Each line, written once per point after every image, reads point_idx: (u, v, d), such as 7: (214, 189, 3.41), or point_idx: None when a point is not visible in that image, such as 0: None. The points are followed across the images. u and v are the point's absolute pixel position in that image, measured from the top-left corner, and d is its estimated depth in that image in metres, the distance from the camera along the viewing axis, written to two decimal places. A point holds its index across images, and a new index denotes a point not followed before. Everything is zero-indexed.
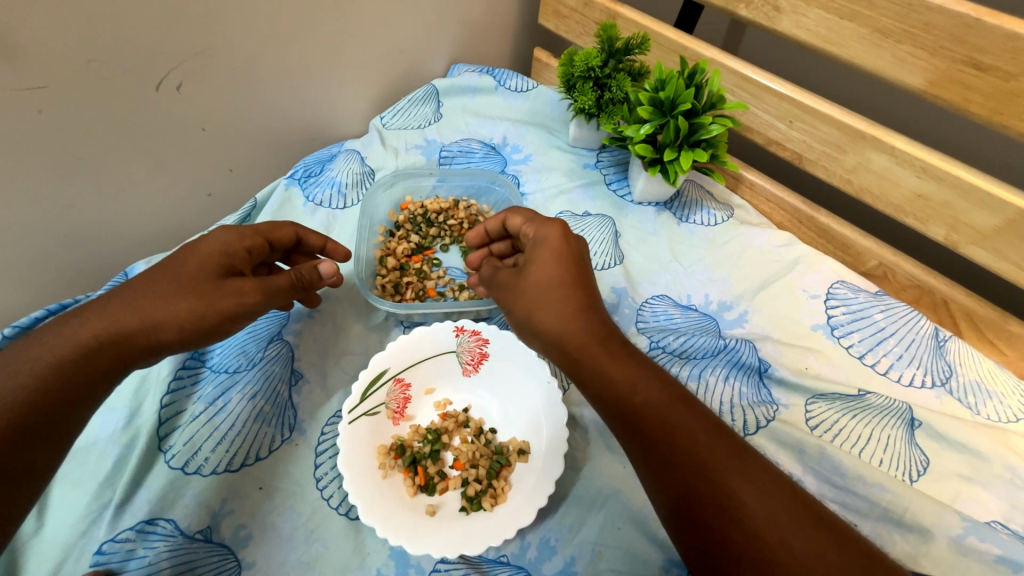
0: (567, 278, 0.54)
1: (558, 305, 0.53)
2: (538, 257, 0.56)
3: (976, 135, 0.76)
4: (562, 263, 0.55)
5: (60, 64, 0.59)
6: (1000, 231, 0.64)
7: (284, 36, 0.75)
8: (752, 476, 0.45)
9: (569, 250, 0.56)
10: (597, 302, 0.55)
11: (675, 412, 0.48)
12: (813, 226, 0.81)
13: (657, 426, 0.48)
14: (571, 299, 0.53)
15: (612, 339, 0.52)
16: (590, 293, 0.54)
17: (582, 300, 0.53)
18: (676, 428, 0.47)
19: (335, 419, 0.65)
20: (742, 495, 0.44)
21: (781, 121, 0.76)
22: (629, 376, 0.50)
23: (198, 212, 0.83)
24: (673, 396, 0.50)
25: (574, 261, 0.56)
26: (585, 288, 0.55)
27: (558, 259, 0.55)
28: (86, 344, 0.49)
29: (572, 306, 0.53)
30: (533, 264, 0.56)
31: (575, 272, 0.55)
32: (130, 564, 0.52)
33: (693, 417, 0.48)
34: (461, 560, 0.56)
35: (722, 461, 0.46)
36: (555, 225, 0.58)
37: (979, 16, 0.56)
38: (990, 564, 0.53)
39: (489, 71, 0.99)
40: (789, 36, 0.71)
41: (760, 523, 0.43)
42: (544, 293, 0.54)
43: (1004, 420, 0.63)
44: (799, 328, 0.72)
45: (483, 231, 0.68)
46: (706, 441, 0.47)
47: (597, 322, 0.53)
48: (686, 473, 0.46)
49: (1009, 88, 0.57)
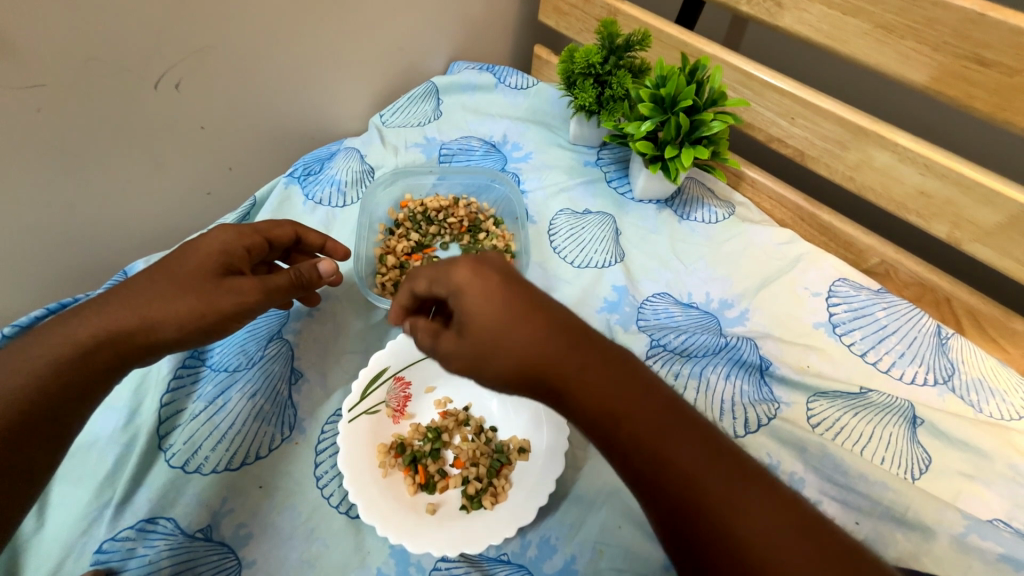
0: (512, 302, 0.42)
1: (509, 337, 0.42)
2: (464, 285, 0.44)
3: (979, 131, 0.75)
4: (499, 288, 0.43)
5: (59, 62, 0.59)
6: (1003, 228, 0.63)
7: (284, 33, 0.75)
8: (774, 509, 0.35)
9: (501, 270, 0.45)
10: (554, 308, 0.43)
11: (667, 429, 0.38)
12: (814, 223, 0.81)
13: (647, 453, 0.38)
14: (522, 322, 0.42)
15: (582, 341, 0.42)
16: (541, 306, 0.42)
17: (539, 317, 0.42)
18: (667, 455, 0.37)
19: (335, 418, 0.64)
20: (767, 540, 0.34)
21: (782, 118, 0.75)
22: (607, 396, 0.40)
23: (197, 210, 0.83)
24: (663, 412, 0.39)
25: (512, 279, 0.44)
26: (536, 302, 0.43)
27: (492, 285, 0.43)
28: (84, 343, 0.49)
29: (526, 328, 0.41)
30: (465, 297, 0.43)
31: (517, 309, 0.42)
32: (130, 563, 0.52)
33: (686, 433, 0.38)
34: (461, 558, 0.56)
35: (736, 494, 0.36)
36: (471, 270, 0.44)
37: (983, 11, 0.55)
38: (992, 563, 0.53)
39: (489, 69, 0.99)
40: (791, 32, 0.71)
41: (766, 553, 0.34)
42: (490, 331, 0.42)
43: (1007, 418, 0.63)
44: (801, 326, 0.72)
45: (400, 305, 0.53)
46: (713, 472, 0.37)
47: (557, 332, 0.42)
48: (692, 515, 0.36)
49: (1013, 84, 0.57)
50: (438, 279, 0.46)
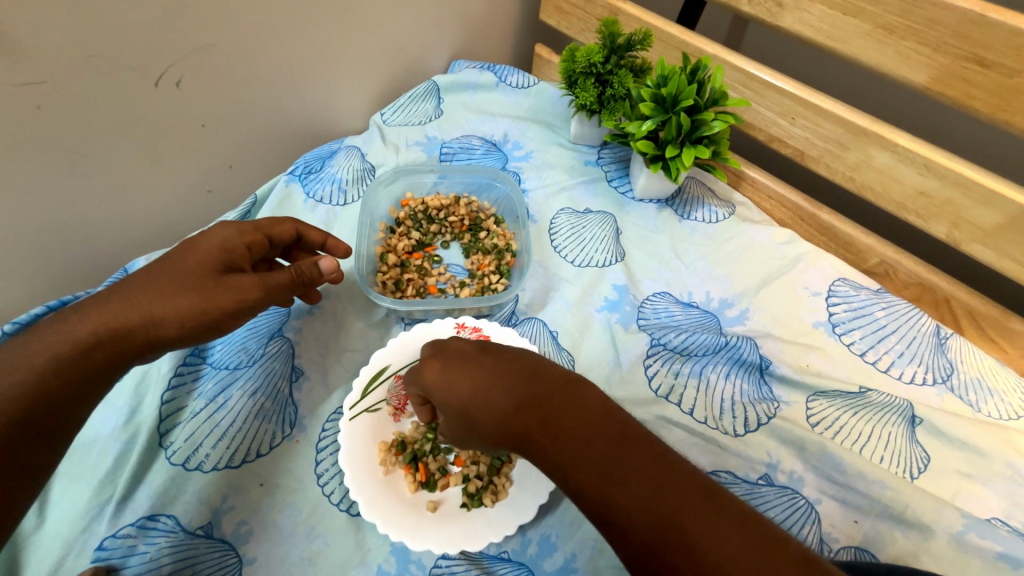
0: (475, 380, 0.48)
1: (480, 407, 0.47)
2: (432, 374, 0.51)
3: (978, 132, 0.75)
4: (462, 370, 0.49)
5: (59, 59, 0.59)
6: (1002, 229, 0.64)
7: (285, 30, 0.75)
8: (725, 520, 0.37)
9: (462, 353, 0.51)
10: (512, 370, 0.48)
11: (617, 456, 0.41)
12: (815, 223, 0.81)
13: (601, 481, 0.40)
14: (486, 391, 0.47)
15: (539, 387, 0.46)
16: (502, 382, 0.47)
17: (498, 384, 0.47)
18: (622, 480, 0.40)
19: (335, 416, 0.65)
20: (721, 553, 0.35)
21: (783, 118, 0.76)
22: (565, 433, 0.43)
23: (198, 208, 0.83)
24: (619, 441, 0.41)
25: (476, 356, 0.50)
26: (498, 371, 0.48)
27: (457, 370, 0.49)
28: (85, 339, 0.49)
29: (490, 393, 0.47)
30: (437, 386, 0.50)
31: (483, 389, 0.48)
32: (131, 560, 0.52)
33: (636, 458, 0.40)
34: (461, 556, 0.56)
35: (684, 510, 0.37)
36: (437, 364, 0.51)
37: (984, 12, 0.56)
38: (991, 561, 0.53)
39: (490, 68, 0.99)
40: (792, 32, 0.71)
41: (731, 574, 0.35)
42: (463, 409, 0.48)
43: (1005, 417, 0.63)
44: (800, 326, 0.72)
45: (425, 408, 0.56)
46: (663, 490, 0.38)
47: (516, 386, 0.46)
48: (647, 535, 0.37)
49: (1012, 85, 0.57)
50: (417, 372, 0.53)
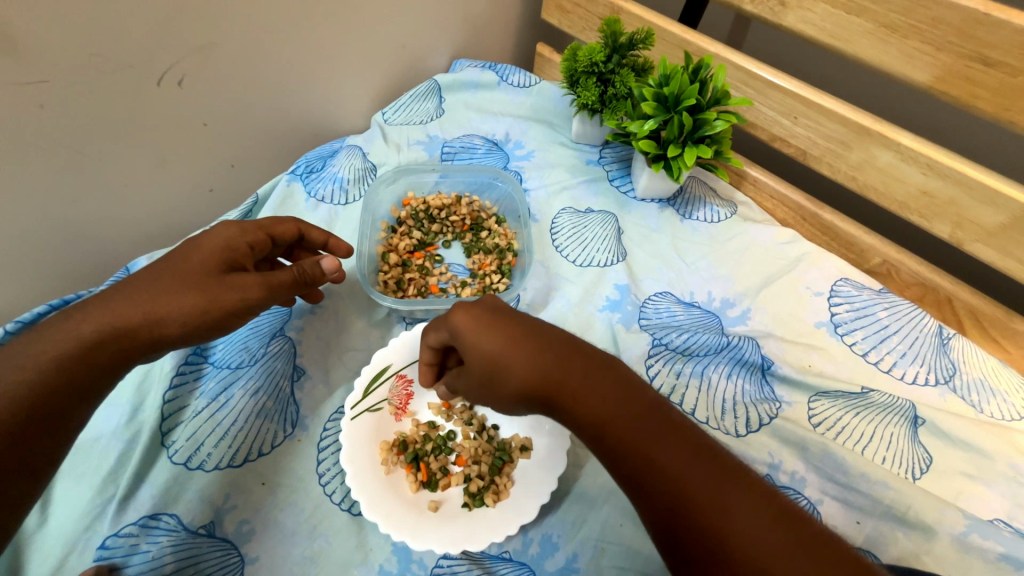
0: (508, 335, 0.48)
1: (513, 364, 0.47)
2: (465, 324, 0.50)
3: (982, 131, 0.75)
4: (495, 325, 0.49)
5: (62, 58, 0.59)
6: (1005, 229, 0.63)
7: (287, 30, 0.75)
8: (750, 500, 0.39)
9: (495, 311, 0.50)
10: (546, 335, 0.48)
11: (653, 428, 0.42)
12: (817, 223, 0.81)
13: (633, 447, 0.42)
14: (521, 348, 0.47)
15: (577, 354, 0.47)
16: (541, 338, 0.48)
17: (532, 345, 0.47)
18: (654, 449, 0.41)
19: (337, 415, 0.65)
20: (740, 529, 0.38)
21: (785, 117, 0.75)
22: (599, 401, 0.44)
23: (199, 207, 0.83)
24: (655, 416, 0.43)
25: (510, 315, 0.50)
26: (532, 333, 0.48)
27: (490, 325, 0.49)
28: (89, 338, 0.49)
29: (525, 351, 0.47)
30: (466, 338, 0.49)
31: (520, 336, 0.48)
32: (134, 559, 0.52)
33: (671, 432, 0.42)
34: (463, 556, 0.56)
35: (712, 485, 0.39)
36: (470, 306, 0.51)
37: (988, 11, 0.55)
38: (993, 562, 0.53)
39: (492, 67, 0.99)
40: (795, 31, 0.71)
41: (748, 551, 0.37)
42: (493, 363, 0.48)
43: (1007, 418, 0.63)
44: (802, 326, 0.72)
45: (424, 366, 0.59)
46: (693, 462, 0.40)
47: (554, 349, 0.47)
48: (671, 502, 0.40)
49: (1016, 84, 0.57)
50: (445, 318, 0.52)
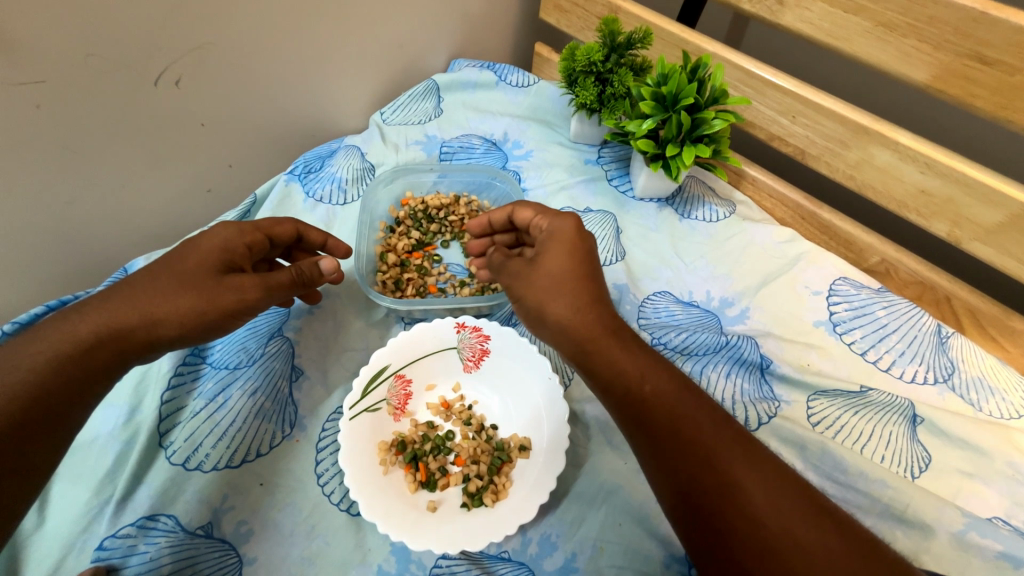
0: (580, 270, 0.55)
1: (572, 293, 0.53)
2: (556, 239, 0.57)
3: (980, 130, 0.75)
4: (574, 255, 0.56)
5: (60, 57, 0.59)
6: (1003, 227, 0.64)
7: (284, 30, 0.75)
8: (762, 471, 0.44)
9: (582, 245, 0.57)
10: (605, 293, 0.56)
11: (682, 403, 0.48)
12: (815, 222, 0.81)
13: (662, 415, 0.48)
14: (580, 290, 0.54)
15: (621, 327, 0.54)
16: (597, 293, 0.54)
17: (591, 293, 0.54)
18: (681, 417, 0.47)
19: (335, 416, 0.64)
20: (752, 493, 0.43)
21: (784, 116, 0.75)
22: (637, 369, 0.50)
23: (197, 207, 0.83)
24: (684, 394, 0.49)
25: (589, 263, 0.56)
26: (596, 284, 0.55)
27: (569, 250, 0.56)
28: (86, 339, 0.49)
29: (576, 294, 0.54)
30: (548, 251, 0.56)
31: (584, 274, 0.55)
32: (131, 560, 0.52)
33: (697, 408, 0.48)
34: (461, 556, 0.56)
35: (730, 454, 0.45)
36: (570, 218, 0.59)
37: (985, 9, 0.55)
38: (992, 560, 0.53)
39: (490, 66, 0.99)
40: (792, 31, 0.71)
41: (761, 510, 0.42)
42: (556, 282, 0.54)
43: (1006, 417, 0.63)
44: (801, 325, 0.72)
45: (485, 219, 0.68)
46: (715, 434, 0.46)
47: (605, 311, 0.54)
48: (694, 463, 0.45)
49: (1014, 82, 0.57)
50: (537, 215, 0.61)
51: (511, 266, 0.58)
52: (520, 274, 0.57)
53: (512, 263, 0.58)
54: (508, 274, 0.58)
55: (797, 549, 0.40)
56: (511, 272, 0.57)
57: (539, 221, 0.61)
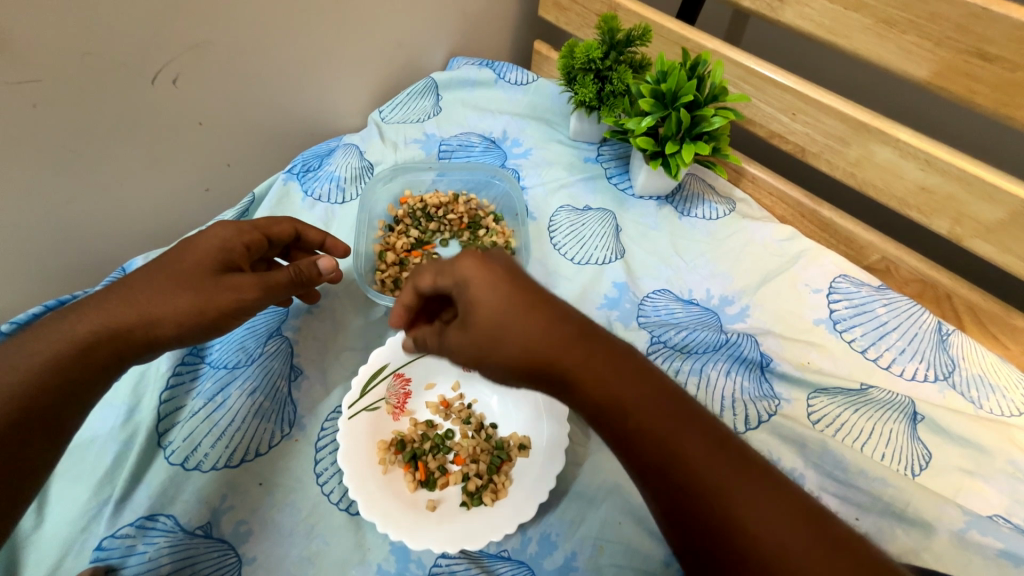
0: (507, 282, 0.45)
1: (519, 329, 0.43)
2: (474, 277, 0.45)
3: (981, 126, 0.75)
4: (500, 278, 0.45)
5: (56, 57, 0.59)
6: (1004, 224, 0.63)
7: (282, 28, 0.74)
8: (777, 504, 0.37)
9: (499, 265, 0.46)
10: (548, 300, 0.45)
11: (664, 420, 0.40)
12: (815, 219, 0.81)
13: (652, 447, 0.40)
14: (529, 315, 0.43)
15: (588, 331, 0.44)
16: (550, 316, 0.43)
17: (541, 321, 0.43)
18: (674, 446, 0.39)
19: (334, 415, 0.64)
20: (761, 522, 0.36)
21: (784, 114, 0.75)
22: (609, 384, 0.41)
23: (196, 206, 0.83)
24: (667, 403, 0.41)
25: (519, 280, 0.45)
26: (544, 306, 0.44)
27: (496, 287, 0.44)
28: (83, 339, 0.49)
29: (523, 327, 0.43)
30: (474, 295, 0.45)
31: (527, 303, 0.44)
32: (130, 560, 0.52)
33: (682, 425, 0.40)
34: (461, 555, 0.56)
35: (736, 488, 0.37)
36: (472, 254, 0.46)
37: (986, 5, 0.55)
38: (993, 558, 0.53)
39: (489, 64, 0.98)
40: (792, 27, 0.71)
41: (784, 556, 0.35)
42: (493, 310, 0.44)
43: (1007, 414, 0.63)
44: (802, 322, 0.71)
45: (399, 307, 0.53)
46: (715, 463, 0.38)
47: (560, 318, 0.43)
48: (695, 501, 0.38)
49: (1015, 79, 0.56)
50: (445, 268, 0.48)
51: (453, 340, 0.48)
52: (463, 344, 0.46)
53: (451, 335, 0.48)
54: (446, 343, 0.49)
55: None
56: (457, 346, 0.47)
57: (441, 271, 0.49)
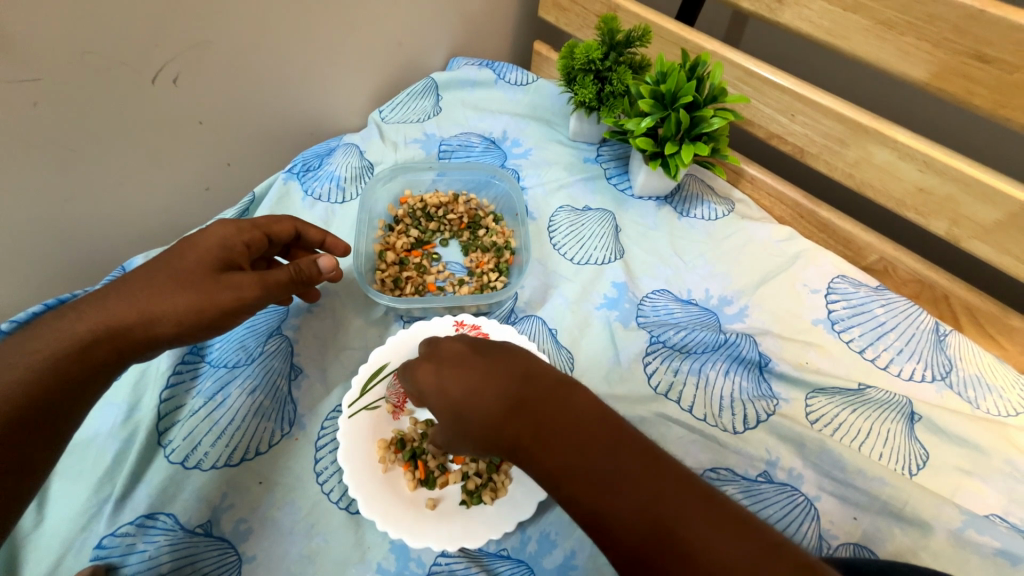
0: (459, 359, 0.51)
1: (466, 397, 0.48)
2: (427, 374, 0.52)
3: (979, 127, 0.75)
4: (456, 358, 0.52)
5: (56, 55, 0.59)
6: (1002, 226, 0.64)
7: (283, 27, 0.74)
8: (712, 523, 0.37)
9: (453, 349, 0.53)
10: (493, 364, 0.50)
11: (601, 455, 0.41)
12: (814, 220, 0.81)
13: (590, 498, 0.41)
14: (471, 396, 0.48)
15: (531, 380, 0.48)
16: (489, 392, 0.48)
17: (483, 398, 0.47)
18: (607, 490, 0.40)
19: (335, 414, 0.64)
20: (701, 543, 0.37)
21: (782, 115, 0.75)
22: (546, 429, 0.44)
23: (195, 206, 0.83)
24: (594, 447, 0.42)
25: (469, 355, 0.52)
26: (485, 381, 0.49)
27: (448, 373, 0.51)
28: (83, 338, 0.49)
29: (472, 404, 0.48)
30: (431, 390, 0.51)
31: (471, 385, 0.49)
32: (130, 558, 0.52)
33: (618, 457, 0.41)
34: (461, 554, 0.56)
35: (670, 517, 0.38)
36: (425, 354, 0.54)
37: (984, 7, 0.56)
38: (990, 557, 0.53)
39: (489, 64, 0.98)
40: (791, 28, 0.71)
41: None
42: (448, 381, 0.50)
43: (1004, 414, 0.63)
44: (800, 323, 0.72)
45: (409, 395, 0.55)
46: (647, 495, 0.39)
47: (493, 390, 0.48)
48: (637, 538, 0.38)
49: (1013, 80, 0.57)
50: (410, 371, 0.55)
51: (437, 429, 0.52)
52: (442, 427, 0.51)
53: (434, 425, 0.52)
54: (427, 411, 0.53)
55: None
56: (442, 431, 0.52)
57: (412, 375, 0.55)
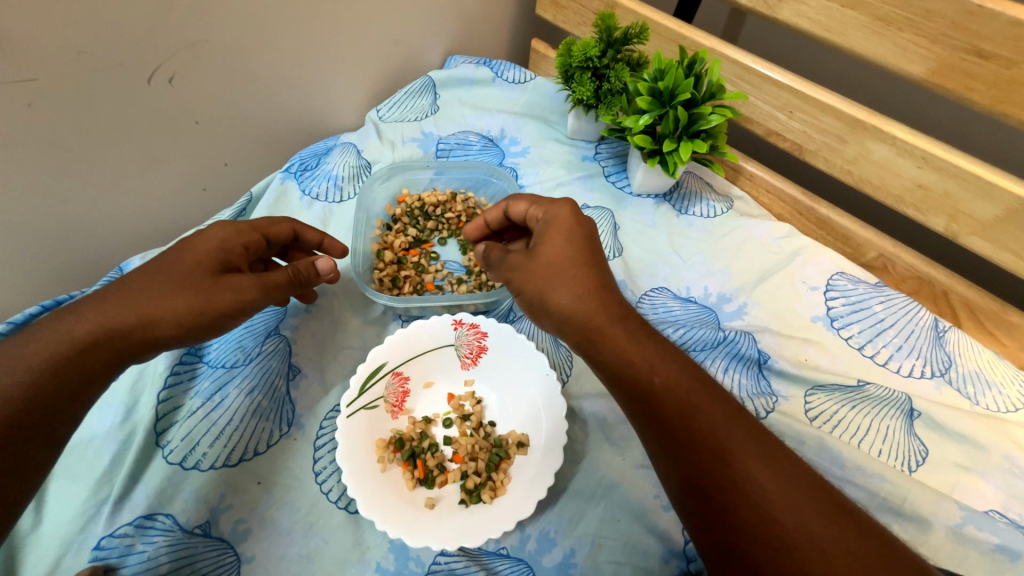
0: (581, 256, 0.55)
1: (571, 301, 0.53)
2: (552, 248, 0.56)
3: (977, 123, 0.75)
4: (573, 244, 0.56)
5: (50, 55, 0.58)
6: (1000, 221, 0.64)
7: (278, 26, 0.74)
8: (776, 463, 0.44)
9: (580, 230, 0.57)
10: (611, 283, 0.55)
11: (694, 397, 0.48)
12: (813, 217, 0.81)
13: (674, 408, 0.47)
14: (581, 283, 0.54)
15: (649, 335, 0.52)
16: (602, 292, 0.54)
17: (596, 281, 0.54)
18: (693, 412, 0.47)
19: (333, 414, 0.64)
20: (760, 478, 0.43)
21: (781, 112, 0.75)
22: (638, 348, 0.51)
23: (192, 205, 0.83)
24: (688, 376, 0.49)
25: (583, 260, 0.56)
26: (599, 271, 0.55)
27: (569, 242, 0.56)
28: (83, 340, 0.49)
29: (576, 288, 0.53)
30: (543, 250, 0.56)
31: (586, 276, 0.54)
32: (129, 559, 0.52)
33: (711, 402, 0.47)
34: (460, 553, 0.56)
35: (743, 448, 0.44)
36: (566, 205, 0.59)
37: (982, 2, 0.55)
38: (989, 553, 0.53)
39: (487, 62, 0.98)
40: (789, 25, 0.71)
41: (775, 503, 0.42)
42: (553, 273, 0.54)
43: (1003, 410, 0.63)
44: (799, 320, 0.72)
45: (482, 222, 0.67)
46: (728, 430, 0.46)
47: (602, 296, 0.54)
48: (707, 450, 0.45)
49: (1011, 76, 0.57)
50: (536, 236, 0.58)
51: (512, 259, 0.57)
52: (519, 266, 0.57)
53: (510, 257, 0.58)
54: (508, 269, 0.57)
55: (813, 545, 0.39)
56: (512, 267, 0.57)
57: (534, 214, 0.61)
